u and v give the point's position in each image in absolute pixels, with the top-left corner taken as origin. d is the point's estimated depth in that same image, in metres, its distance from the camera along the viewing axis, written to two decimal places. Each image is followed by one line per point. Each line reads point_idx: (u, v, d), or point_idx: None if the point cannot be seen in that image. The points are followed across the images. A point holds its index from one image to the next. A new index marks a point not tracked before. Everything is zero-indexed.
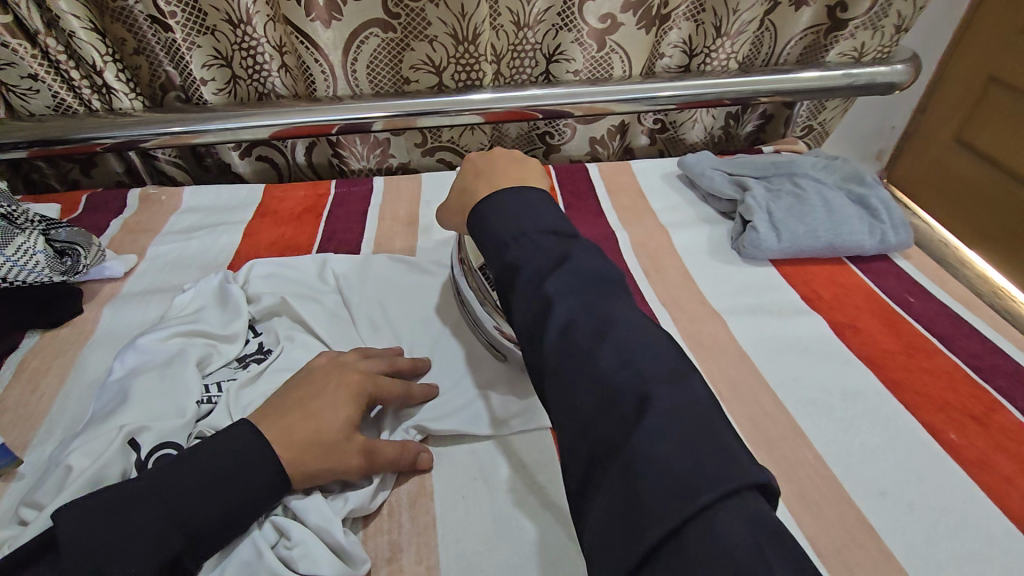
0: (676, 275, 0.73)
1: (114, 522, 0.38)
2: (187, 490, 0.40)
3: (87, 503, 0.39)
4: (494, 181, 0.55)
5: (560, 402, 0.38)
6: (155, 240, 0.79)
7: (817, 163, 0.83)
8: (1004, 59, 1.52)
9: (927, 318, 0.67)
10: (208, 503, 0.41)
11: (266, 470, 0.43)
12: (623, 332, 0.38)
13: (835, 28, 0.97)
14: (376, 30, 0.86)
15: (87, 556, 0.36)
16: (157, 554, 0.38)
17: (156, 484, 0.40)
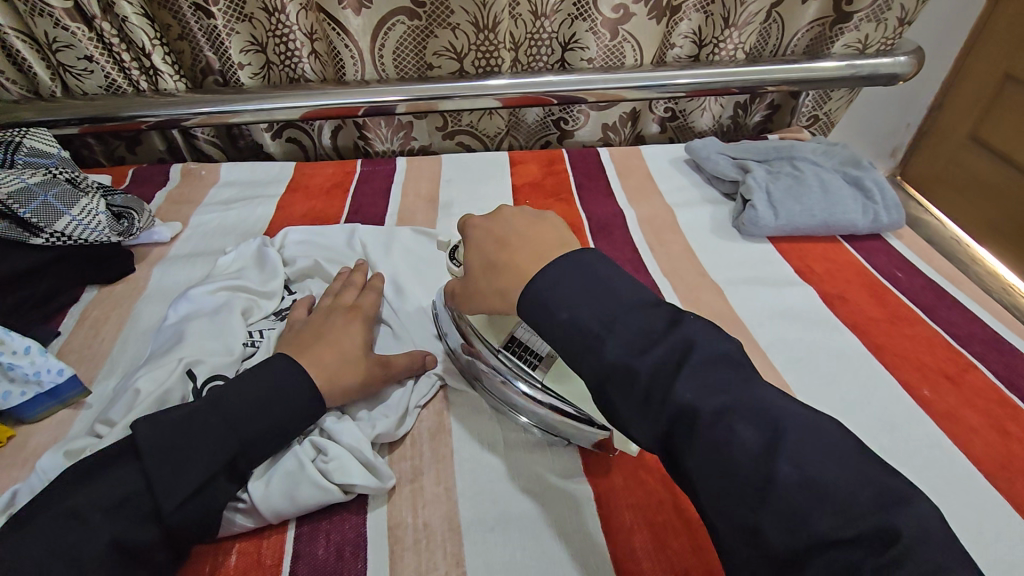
0: (678, 249, 0.78)
1: (180, 431, 0.45)
2: (239, 407, 0.47)
3: (158, 415, 0.46)
4: None
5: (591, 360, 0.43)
6: (198, 209, 0.86)
7: (817, 147, 0.87)
8: (1016, 58, 1.55)
9: (912, 291, 0.71)
10: (257, 417, 0.48)
11: (305, 393, 0.50)
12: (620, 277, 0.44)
13: (840, 20, 1.01)
14: (402, 17, 0.91)
15: (162, 457, 0.44)
16: (217, 456, 0.46)
17: (213, 401, 0.47)
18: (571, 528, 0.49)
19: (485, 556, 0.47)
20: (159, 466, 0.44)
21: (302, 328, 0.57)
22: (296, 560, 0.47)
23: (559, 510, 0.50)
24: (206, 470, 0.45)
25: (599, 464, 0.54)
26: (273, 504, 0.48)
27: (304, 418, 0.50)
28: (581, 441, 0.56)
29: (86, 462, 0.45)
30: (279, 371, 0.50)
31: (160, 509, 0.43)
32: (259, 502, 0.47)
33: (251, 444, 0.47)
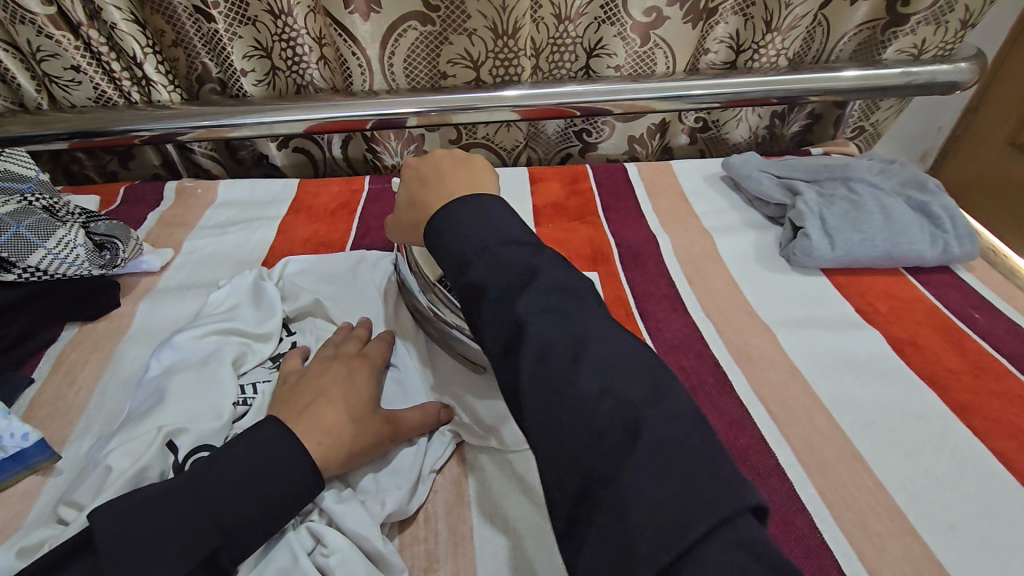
0: (720, 282, 0.70)
1: (148, 522, 0.38)
2: (219, 490, 0.40)
3: (122, 504, 0.39)
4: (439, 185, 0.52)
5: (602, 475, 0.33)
6: (191, 233, 0.79)
7: (873, 166, 0.79)
8: None
9: (994, 337, 0.62)
10: (240, 503, 0.40)
11: (299, 468, 0.43)
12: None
13: (894, 23, 0.91)
14: (415, 23, 0.84)
15: (123, 557, 0.36)
16: (191, 551, 0.38)
17: (189, 481, 0.40)
18: None
19: None
20: (118, 567, 0.36)
21: (299, 384, 0.50)
22: None
23: None
24: (176, 571, 0.37)
25: None
26: None
27: (297, 499, 0.42)
28: None
29: (39, 565, 0.37)
30: (269, 442, 0.43)
31: None
32: None
33: (233, 535, 0.40)
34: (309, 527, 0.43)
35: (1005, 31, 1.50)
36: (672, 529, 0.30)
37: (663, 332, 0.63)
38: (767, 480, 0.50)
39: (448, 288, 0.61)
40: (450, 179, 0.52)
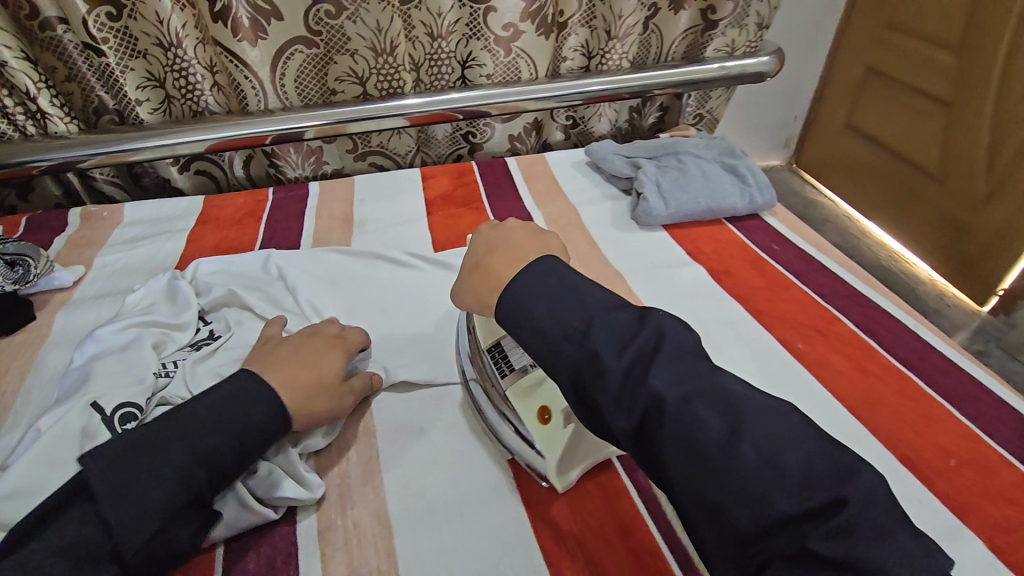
0: (584, 244, 0.84)
1: (141, 466, 0.44)
2: (185, 434, 0.47)
3: (109, 452, 0.44)
4: (507, 248, 0.56)
5: (655, 418, 0.40)
6: (101, 250, 0.84)
7: (699, 142, 0.97)
8: (877, 52, 1.74)
9: (786, 260, 0.80)
10: (212, 440, 0.47)
11: (260, 411, 0.50)
12: (688, 374, 0.41)
13: (709, 27, 1.12)
14: (300, 47, 0.94)
15: (116, 495, 0.42)
16: (183, 489, 0.44)
17: (168, 431, 0.46)
18: (496, 507, 0.52)
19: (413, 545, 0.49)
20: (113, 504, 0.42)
21: None
22: None
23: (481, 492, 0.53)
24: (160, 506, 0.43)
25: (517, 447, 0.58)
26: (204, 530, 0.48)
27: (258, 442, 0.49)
28: None
29: None
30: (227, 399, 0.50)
31: (121, 552, 0.41)
32: None
33: (216, 474, 0.47)
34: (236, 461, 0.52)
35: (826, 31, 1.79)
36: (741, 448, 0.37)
37: None
38: None
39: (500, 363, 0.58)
40: (520, 245, 0.57)
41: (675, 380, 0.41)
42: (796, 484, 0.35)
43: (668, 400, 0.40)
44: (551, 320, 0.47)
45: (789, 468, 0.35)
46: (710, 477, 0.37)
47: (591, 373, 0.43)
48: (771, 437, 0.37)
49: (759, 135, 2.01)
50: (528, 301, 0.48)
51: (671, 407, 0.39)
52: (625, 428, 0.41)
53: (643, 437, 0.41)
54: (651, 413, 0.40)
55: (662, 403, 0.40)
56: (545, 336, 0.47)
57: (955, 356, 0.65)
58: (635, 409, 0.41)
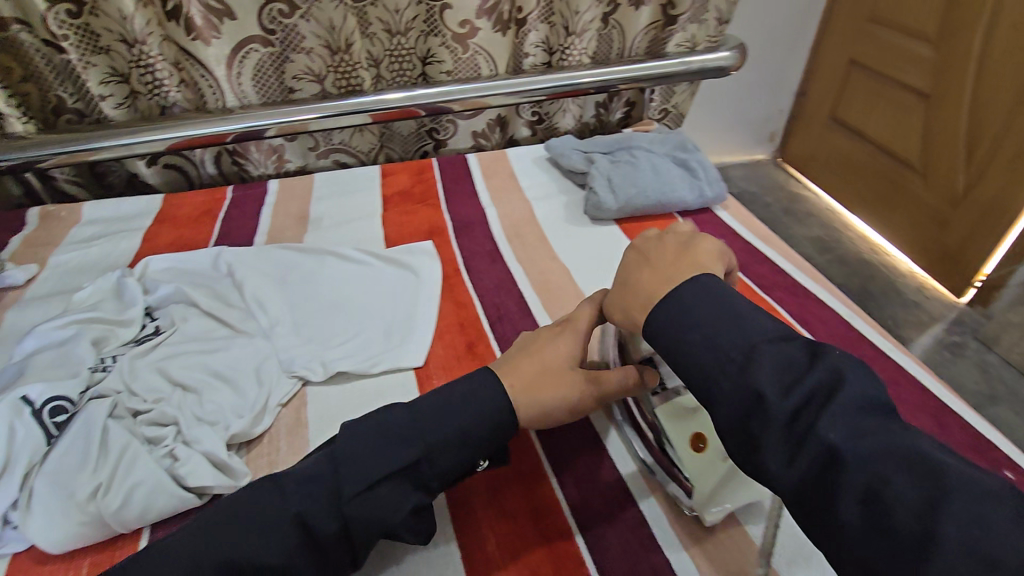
0: (534, 240, 0.85)
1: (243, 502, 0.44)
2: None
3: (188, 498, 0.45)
4: (656, 268, 0.50)
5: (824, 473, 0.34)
6: (57, 249, 0.85)
7: (654, 137, 0.97)
8: (860, 45, 1.74)
9: (732, 253, 0.81)
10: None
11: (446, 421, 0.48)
12: (864, 421, 0.35)
13: (669, 22, 1.13)
14: (257, 45, 0.94)
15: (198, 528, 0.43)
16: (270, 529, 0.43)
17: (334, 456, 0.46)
18: None
19: None
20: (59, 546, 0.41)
21: None
22: None
23: None
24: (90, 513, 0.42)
25: None
26: (125, 515, 0.50)
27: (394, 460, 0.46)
28: None
29: None
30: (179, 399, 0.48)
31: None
32: (110, 517, 0.50)
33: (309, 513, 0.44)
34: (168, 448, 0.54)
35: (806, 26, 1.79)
36: (915, 508, 0.31)
37: (482, 279, 0.77)
38: None
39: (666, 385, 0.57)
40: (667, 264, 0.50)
41: (853, 434, 0.34)
42: (1009, 573, 0.28)
43: (823, 447, 0.34)
44: (709, 349, 0.41)
45: (999, 555, 0.28)
46: (881, 543, 0.31)
47: (757, 421, 0.37)
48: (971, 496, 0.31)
49: (739, 130, 2.01)
50: (677, 328, 0.43)
51: (836, 463, 0.34)
52: (783, 481, 0.36)
53: (803, 493, 0.35)
54: (827, 467, 0.34)
55: (838, 457, 0.34)
56: (700, 376, 0.41)
57: (881, 342, 0.67)
58: (801, 463, 0.35)
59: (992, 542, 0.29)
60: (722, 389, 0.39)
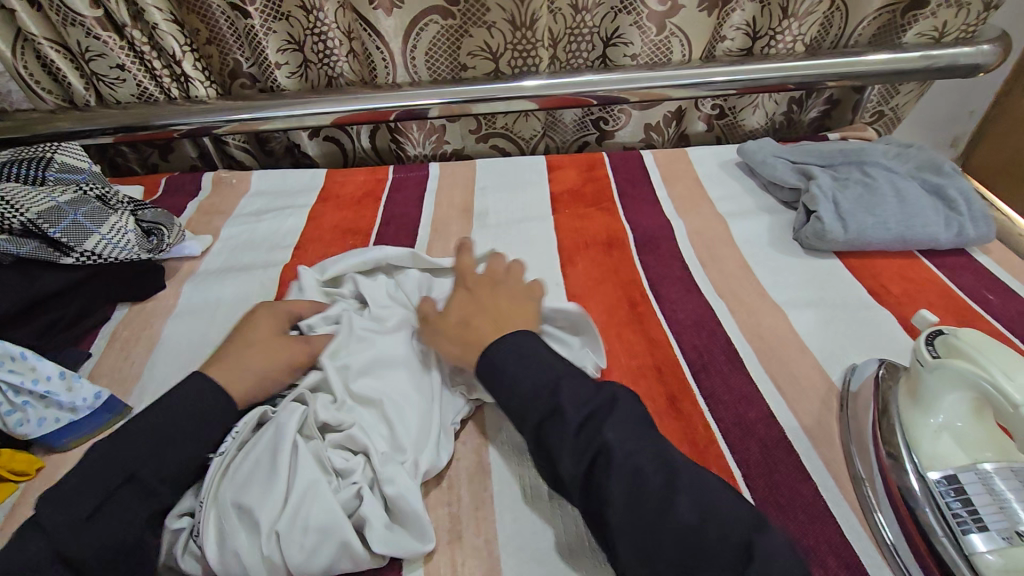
0: (735, 267, 0.71)
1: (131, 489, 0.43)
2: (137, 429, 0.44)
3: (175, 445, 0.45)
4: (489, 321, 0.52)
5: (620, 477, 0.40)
6: (229, 221, 0.84)
7: (889, 151, 0.79)
8: None
9: (1008, 318, 0.62)
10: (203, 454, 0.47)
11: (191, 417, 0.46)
12: (639, 435, 0.42)
13: (915, 6, 0.91)
14: (435, 17, 0.87)
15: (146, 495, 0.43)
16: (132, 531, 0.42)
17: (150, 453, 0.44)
18: None
19: None
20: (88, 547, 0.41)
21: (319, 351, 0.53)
22: None
23: (608, 569, 0.45)
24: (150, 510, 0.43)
25: None
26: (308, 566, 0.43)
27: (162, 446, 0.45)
28: None
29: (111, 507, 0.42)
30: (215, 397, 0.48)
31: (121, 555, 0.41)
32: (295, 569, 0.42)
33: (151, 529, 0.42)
34: (354, 485, 0.46)
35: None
36: (664, 499, 0.38)
37: (677, 313, 0.64)
38: (774, 451, 0.49)
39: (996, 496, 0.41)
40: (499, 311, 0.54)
41: (623, 439, 0.41)
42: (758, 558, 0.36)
43: (607, 449, 0.41)
44: (524, 371, 0.46)
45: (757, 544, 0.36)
46: (641, 521, 0.38)
47: (560, 420, 0.43)
48: (703, 491, 0.39)
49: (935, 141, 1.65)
50: (506, 354, 0.47)
51: (608, 455, 0.40)
52: (573, 474, 0.41)
53: (588, 483, 0.41)
54: (600, 461, 0.41)
55: (609, 451, 0.40)
56: (514, 394, 0.45)
57: None
58: (585, 455, 0.41)
59: (717, 520, 0.38)
60: (542, 406, 0.44)
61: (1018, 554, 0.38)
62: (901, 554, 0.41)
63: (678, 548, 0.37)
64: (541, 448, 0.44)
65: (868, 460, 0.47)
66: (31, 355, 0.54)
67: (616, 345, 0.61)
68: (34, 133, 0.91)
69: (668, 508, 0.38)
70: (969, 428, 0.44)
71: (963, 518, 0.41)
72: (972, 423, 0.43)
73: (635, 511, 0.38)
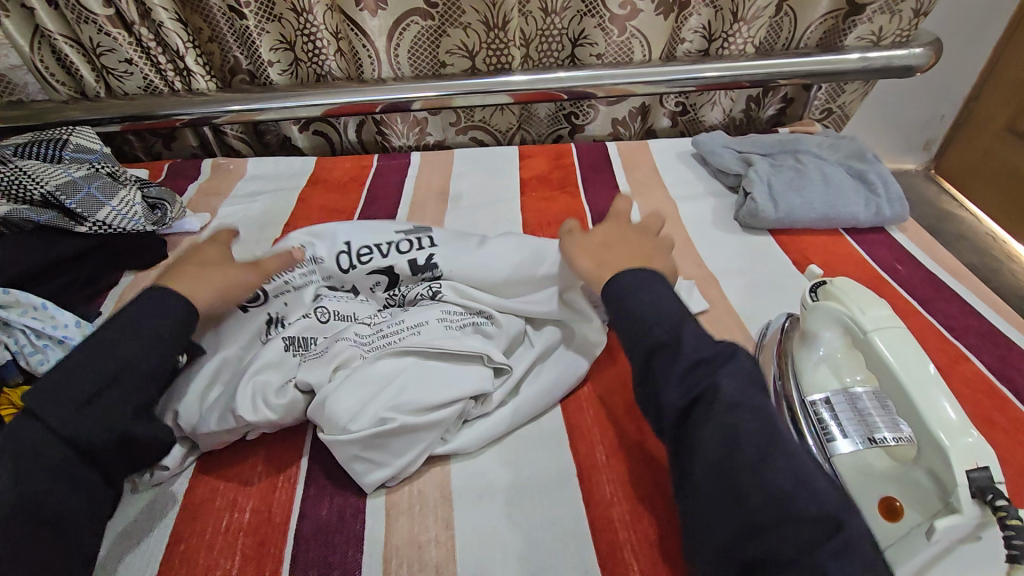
0: (678, 241, 0.79)
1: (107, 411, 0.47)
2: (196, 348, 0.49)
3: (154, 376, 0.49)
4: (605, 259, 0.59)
5: (712, 433, 0.41)
6: (226, 201, 0.92)
7: (822, 142, 0.88)
8: None
9: (911, 284, 0.71)
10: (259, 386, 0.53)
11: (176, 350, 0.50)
12: (749, 391, 0.44)
13: (853, 12, 1.00)
14: (417, 18, 0.96)
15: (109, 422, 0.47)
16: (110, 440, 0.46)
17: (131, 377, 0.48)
18: (559, 499, 0.51)
19: (474, 519, 0.50)
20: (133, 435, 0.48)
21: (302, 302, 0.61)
22: (301, 519, 0.50)
23: (545, 483, 0.53)
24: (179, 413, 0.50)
25: (585, 441, 0.56)
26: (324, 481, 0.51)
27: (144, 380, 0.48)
28: (567, 416, 0.58)
29: None
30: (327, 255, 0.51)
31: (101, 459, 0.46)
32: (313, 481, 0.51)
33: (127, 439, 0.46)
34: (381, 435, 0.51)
35: (1000, 8, 1.38)
36: (735, 458, 0.40)
37: None
38: None
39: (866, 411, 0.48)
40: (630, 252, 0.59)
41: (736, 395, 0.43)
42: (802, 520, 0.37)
43: (722, 397, 0.42)
44: (652, 310, 0.49)
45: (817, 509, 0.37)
46: (726, 475, 0.40)
47: (669, 354, 0.46)
48: (794, 464, 0.40)
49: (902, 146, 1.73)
50: (632, 293, 0.50)
51: (734, 409, 0.42)
52: (674, 405, 0.44)
53: (687, 419, 0.43)
54: (703, 401, 0.43)
55: (717, 393, 0.43)
56: (642, 318, 0.49)
57: None
58: (692, 390, 0.44)
59: (810, 491, 0.38)
60: (655, 336, 0.47)
61: (867, 454, 0.46)
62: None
63: (727, 499, 0.39)
64: (649, 397, 0.47)
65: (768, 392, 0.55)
66: (50, 306, 0.62)
67: None
68: (48, 121, 0.99)
69: (738, 465, 0.40)
70: (843, 359, 0.52)
71: (831, 432, 0.48)
72: (845, 354, 0.52)
73: (702, 462, 0.41)
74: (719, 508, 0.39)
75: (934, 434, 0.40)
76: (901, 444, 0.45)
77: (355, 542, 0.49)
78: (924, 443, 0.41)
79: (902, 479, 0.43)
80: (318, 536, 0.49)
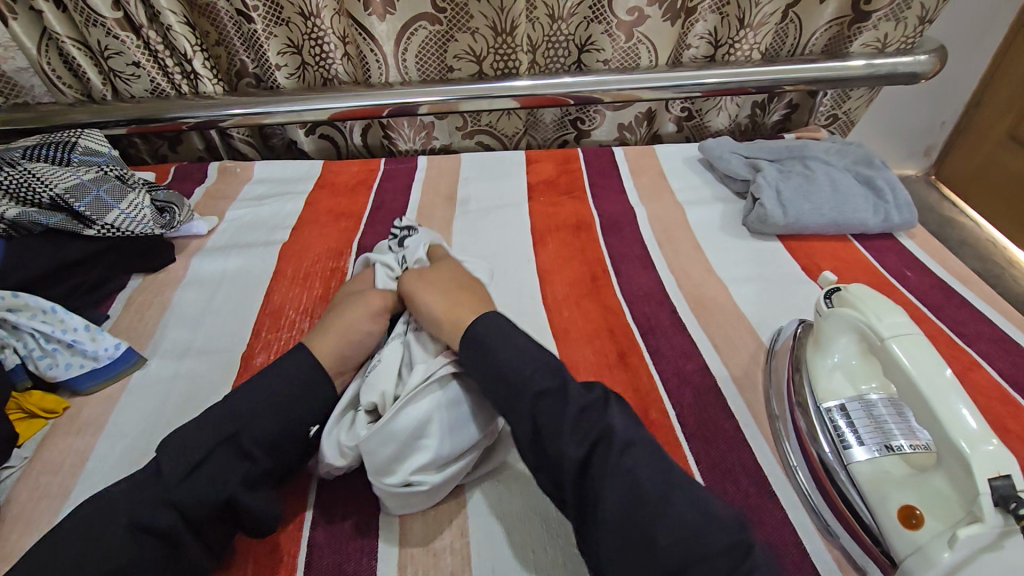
0: (687, 246, 0.79)
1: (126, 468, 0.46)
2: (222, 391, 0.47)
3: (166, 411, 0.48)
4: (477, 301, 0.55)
5: (615, 479, 0.41)
6: (233, 205, 0.92)
7: (830, 148, 0.89)
8: None
9: (921, 291, 0.71)
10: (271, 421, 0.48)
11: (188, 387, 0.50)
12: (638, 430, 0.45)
13: (859, 19, 1.00)
14: (424, 23, 0.96)
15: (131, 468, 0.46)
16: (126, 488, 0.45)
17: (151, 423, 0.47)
18: None
19: (487, 526, 0.50)
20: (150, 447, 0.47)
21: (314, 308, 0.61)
22: (314, 526, 0.50)
23: None
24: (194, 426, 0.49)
25: None
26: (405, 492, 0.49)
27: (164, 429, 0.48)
28: None
29: None
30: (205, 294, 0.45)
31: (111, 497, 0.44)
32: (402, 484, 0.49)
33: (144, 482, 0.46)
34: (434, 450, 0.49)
35: (1002, 15, 1.39)
36: (647, 505, 0.40)
37: (632, 286, 0.72)
38: (705, 395, 0.58)
39: (884, 421, 0.49)
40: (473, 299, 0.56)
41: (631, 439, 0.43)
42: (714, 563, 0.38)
43: (617, 437, 0.43)
44: (524, 361, 0.48)
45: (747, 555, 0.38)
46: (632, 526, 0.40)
47: (555, 400, 0.45)
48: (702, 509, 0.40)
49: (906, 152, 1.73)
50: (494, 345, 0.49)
51: (628, 448, 0.43)
52: (572, 458, 0.43)
53: (585, 470, 0.43)
54: (599, 446, 0.43)
55: (612, 434, 0.43)
56: (510, 372, 0.47)
57: None
58: (587, 438, 0.43)
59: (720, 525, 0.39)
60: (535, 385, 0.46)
61: (883, 461, 0.47)
62: (798, 470, 0.51)
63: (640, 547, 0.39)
64: (539, 455, 0.45)
65: (782, 400, 0.56)
66: (60, 309, 0.62)
67: (575, 310, 0.68)
68: (54, 124, 0.99)
69: (643, 512, 0.40)
70: (859, 366, 0.53)
71: (847, 439, 0.50)
72: (861, 361, 0.53)
73: (609, 512, 0.40)
74: (631, 555, 0.39)
75: (955, 443, 0.40)
76: (919, 451, 0.46)
77: (369, 548, 0.49)
78: (945, 451, 0.41)
79: (920, 487, 0.43)
80: (332, 543, 0.49)
